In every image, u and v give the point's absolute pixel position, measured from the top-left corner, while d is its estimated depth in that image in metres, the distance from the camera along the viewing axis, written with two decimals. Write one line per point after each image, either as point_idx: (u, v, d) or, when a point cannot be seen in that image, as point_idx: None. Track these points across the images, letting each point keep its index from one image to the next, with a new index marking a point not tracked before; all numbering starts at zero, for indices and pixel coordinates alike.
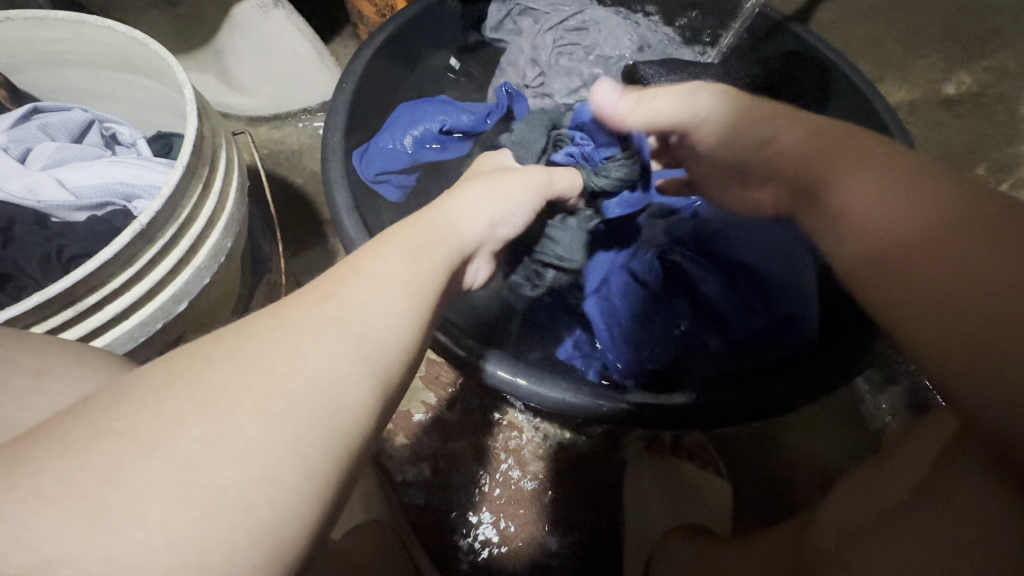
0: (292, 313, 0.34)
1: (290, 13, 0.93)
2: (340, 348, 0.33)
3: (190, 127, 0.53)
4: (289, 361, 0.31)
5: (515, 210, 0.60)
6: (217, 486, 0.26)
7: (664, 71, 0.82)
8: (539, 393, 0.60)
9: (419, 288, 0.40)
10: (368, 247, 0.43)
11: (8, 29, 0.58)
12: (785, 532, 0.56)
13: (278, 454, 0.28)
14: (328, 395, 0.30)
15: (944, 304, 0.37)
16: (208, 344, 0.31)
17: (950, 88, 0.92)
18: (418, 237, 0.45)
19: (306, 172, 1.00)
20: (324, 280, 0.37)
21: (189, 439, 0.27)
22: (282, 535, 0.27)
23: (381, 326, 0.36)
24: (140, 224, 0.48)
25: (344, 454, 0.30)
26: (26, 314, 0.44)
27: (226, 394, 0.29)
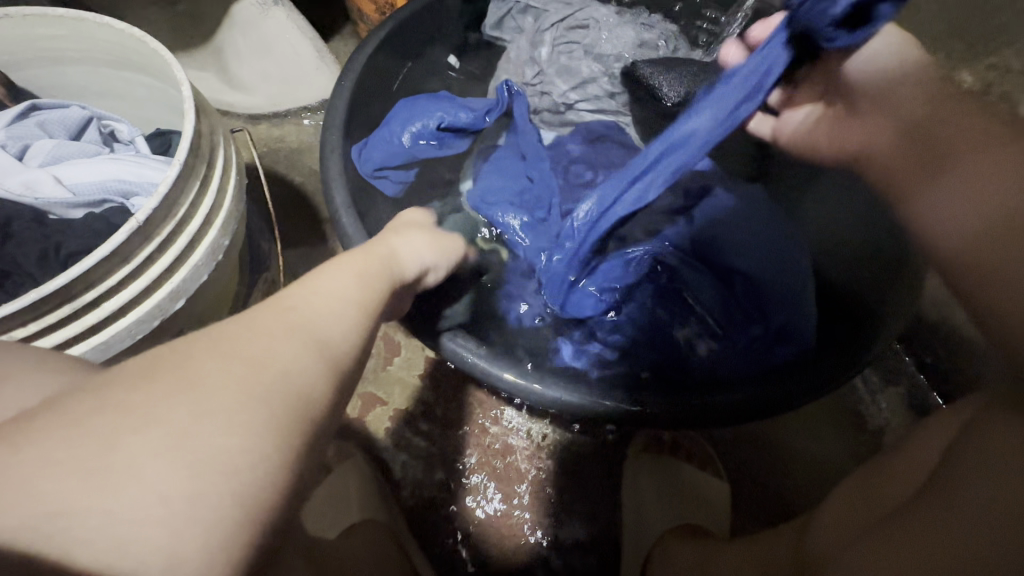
0: (252, 317, 0.35)
1: (290, 10, 0.94)
2: (302, 349, 0.34)
3: (188, 124, 0.53)
4: (260, 351, 0.32)
5: (431, 257, 0.57)
6: (205, 454, 0.27)
7: (663, 70, 0.81)
8: (530, 390, 0.60)
9: (369, 306, 0.42)
10: (320, 269, 0.44)
11: (7, 26, 0.59)
12: (786, 532, 0.56)
13: (261, 428, 0.29)
14: (292, 382, 0.32)
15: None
16: (190, 345, 0.32)
17: (953, 86, 0.91)
18: (365, 263, 0.46)
19: (305, 170, 1.00)
20: (281, 295, 0.39)
21: (179, 411, 0.28)
22: (260, 511, 0.28)
23: (338, 332, 0.38)
24: (138, 220, 0.48)
25: (312, 432, 0.32)
26: (26, 309, 0.44)
27: (208, 377, 0.30)
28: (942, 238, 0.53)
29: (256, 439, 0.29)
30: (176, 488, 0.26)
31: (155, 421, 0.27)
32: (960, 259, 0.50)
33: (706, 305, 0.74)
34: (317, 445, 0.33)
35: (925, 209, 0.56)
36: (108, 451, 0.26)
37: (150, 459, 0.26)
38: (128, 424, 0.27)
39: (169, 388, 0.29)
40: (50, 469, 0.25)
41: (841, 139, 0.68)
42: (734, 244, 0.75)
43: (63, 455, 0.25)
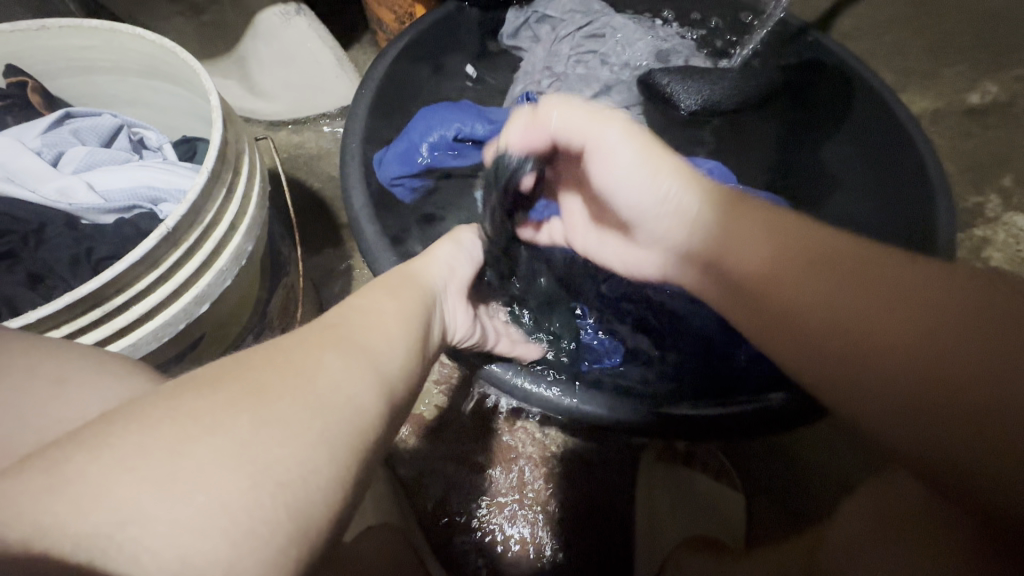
0: (310, 335, 0.37)
1: (311, 19, 0.97)
2: (358, 364, 0.35)
3: (216, 133, 0.54)
4: (317, 368, 0.33)
5: (460, 262, 0.59)
6: (265, 464, 0.27)
7: (680, 78, 0.85)
8: (565, 405, 0.60)
9: (411, 320, 0.44)
10: (375, 284, 0.47)
11: (43, 38, 0.61)
12: (800, 544, 0.55)
13: (318, 440, 0.30)
14: (349, 400, 0.33)
15: (888, 334, 0.35)
16: (239, 359, 0.33)
17: (975, 98, 0.90)
18: (398, 282, 0.49)
19: (323, 175, 1.01)
20: (324, 318, 0.40)
21: (241, 420, 0.28)
22: (312, 531, 0.28)
23: (389, 347, 0.39)
24: (167, 227, 0.49)
25: (365, 446, 0.32)
26: (59, 312, 0.46)
27: (273, 387, 0.31)
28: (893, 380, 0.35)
29: (313, 450, 0.29)
30: (239, 500, 0.26)
31: (202, 421, 0.28)
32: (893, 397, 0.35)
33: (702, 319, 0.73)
34: (369, 463, 0.32)
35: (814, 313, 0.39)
36: (152, 450, 0.26)
37: (192, 461, 0.26)
38: (194, 433, 0.27)
39: (215, 392, 0.30)
40: (119, 468, 0.25)
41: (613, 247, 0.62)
42: None
43: (126, 455, 0.26)
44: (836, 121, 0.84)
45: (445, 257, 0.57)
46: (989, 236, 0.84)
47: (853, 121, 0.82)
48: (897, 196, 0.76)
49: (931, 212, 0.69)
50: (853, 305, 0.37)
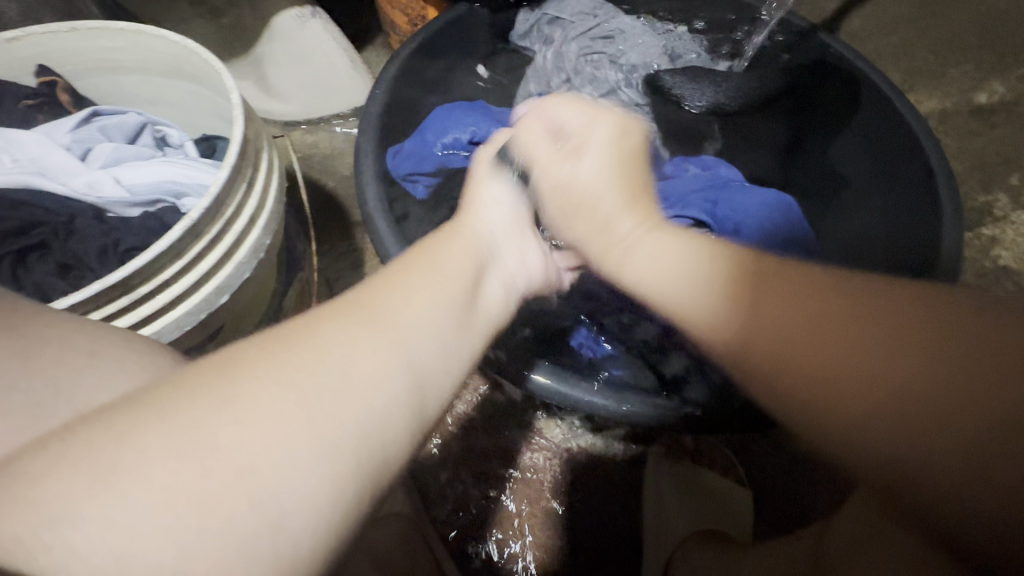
0: (341, 306, 0.37)
1: (326, 22, 1.00)
2: (372, 337, 0.35)
3: (237, 129, 0.56)
4: (319, 341, 0.34)
5: (503, 208, 0.61)
6: (221, 455, 0.27)
7: (686, 79, 0.87)
8: (609, 409, 0.60)
9: (443, 281, 0.43)
10: (415, 247, 0.48)
11: (73, 40, 0.64)
12: (806, 537, 0.56)
13: (296, 422, 0.29)
14: (347, 372, 0.32)
15: (900, 403, 0.33)
16: (237, 357, 0.32)
17: (982, 97, 0.91)
18: (435, 246, 0.48)
19: (336, 175, 1.03)
20: (355, 290, 0.40)
21: (205, 406, 0.28)
22: (294, 522, 0.27)
23: (410, 319, 0.38)
24: (190, 219, 0.51)
25: (377, 450, 0.31)
26: (88, 299, 0.48)
27: (248, 370, 0.31)
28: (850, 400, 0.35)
29: (287, 434, 0.28)
30: (187, 497, 0.25)
31: (187, 434, 0.27)
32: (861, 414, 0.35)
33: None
34: (369, 447, 0.31)
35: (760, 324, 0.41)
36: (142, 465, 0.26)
37: (177, 478, 0.26)
38: (146, 424, 0.27)
39: (206, 398, 0.29)
40: (70, 464, 0.25)
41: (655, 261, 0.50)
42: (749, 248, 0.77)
43: (80, 451, 0.26)
44: (842, 123, 0.86)
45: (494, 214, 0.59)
46: (998, 235, 0.84)
47: (860, 120, 0.82)
48: (902, 196, 0.76)
49: (935, 211, 0.70)
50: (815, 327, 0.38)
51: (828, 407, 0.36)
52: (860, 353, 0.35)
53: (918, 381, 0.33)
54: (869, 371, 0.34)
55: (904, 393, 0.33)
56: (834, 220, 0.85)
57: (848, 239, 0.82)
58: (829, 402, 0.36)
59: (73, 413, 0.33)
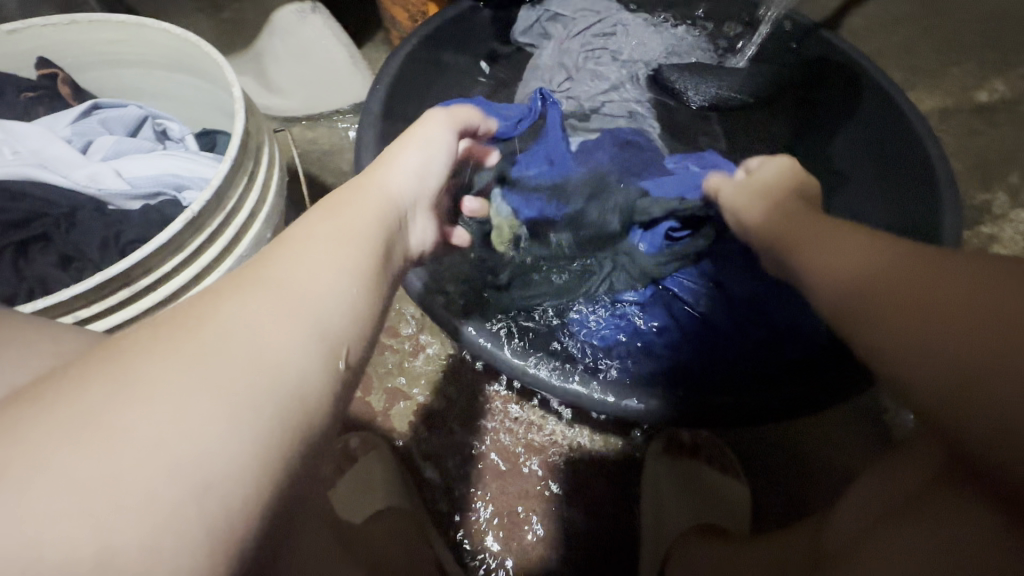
0: (230, 285, 0.35)
1: (326, 17, 0.99)
2: (265, 305, 0.34)
3: (239, 123, 0.56)
4: (207, 318, 0.32)
5: (426, 160, 0.57)
6: (124, 432, 0.26)
7: (689, 75, 0.90)
8: (556, 385, 0.61)
9: (352, 239, 0.42)
10: (319, 211, 0.44)
11: (74, 33, 0.63)
12: (804, 530, 0.56)
13: (197, 392, 0.28)
14: (252, 337, 0.32)
15: (987, 324, 0.35)
16: (148, 335, 0.31)
17: (983, 96, 0.91)
18: (342, 202, 0.46)
19: (337, 171, 1.03)
20: (259, 257, 0.38)
21: (99, 394, 0.27)
22: (218, 474, 0.27)
23: (315, 281, 0.37)
24: (192, 212, 0.51)
25: (297, 410, 0.31)
26: (88, 292, 0.48)
27: (141, 354, 0.29)
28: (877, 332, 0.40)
29: (192, 402, 0.28)
30: (100, 472, 0.25)
31: (99, 412, 0.26)
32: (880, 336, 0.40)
33: (709, 307, 0.74)
34: (288, 403, 0.31)
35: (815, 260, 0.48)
36: (67, 440, 0.25)
37: (92, 453, 0.25)
38: (49, 417, 0.26)
39: (111, 377, 0.28)
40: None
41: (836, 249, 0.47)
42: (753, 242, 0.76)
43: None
44: (843, 121, 0.86)
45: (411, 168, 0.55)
46: (996, 233, 0.84)
47: (862, 117, 0.83)
48: (903, 195, 0.76)
49: (937, 208, 0.70)
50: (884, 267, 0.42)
51: (921, 323, 0.37)
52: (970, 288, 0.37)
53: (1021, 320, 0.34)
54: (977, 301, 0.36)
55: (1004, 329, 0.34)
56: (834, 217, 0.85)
57: None
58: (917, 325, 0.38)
59: None
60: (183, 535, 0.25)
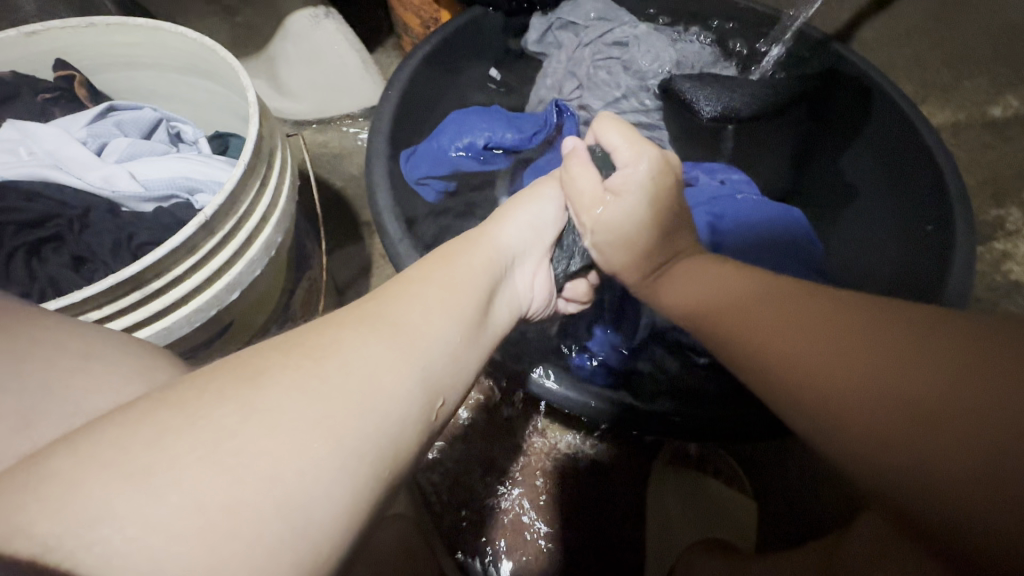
0: (345, 318, 0.36)
1: (339, 22, 1.01)
2: (385, 348, 0.34)
3: (253, 128, 0.56)
4: (331, 348, 0.33)
5: (533, 220, 0.57)
6: (253, 456, 0.26)
7: (700, 85, 0.85)
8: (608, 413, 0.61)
9: (461, 287, 0.43)
10: (434, 256, 0.46)
11: (91, 35, 0.64)
12: (815, 552, 0.54)
13: (317, 426, 0.29)
14: (369, 375, 0.32)
15: (820, 346, 0.37)
16: (257, 354, 0.32)
17: (996, 111, 0.91)
18: (455, 249, 0.48)
19: (346, 175, 1.03)
20: (369, 295, 0.39)
21: (229, 412, 0.28)
22: (289, 490, 0.26)
23: (427, 324, 0.38)
24: (204, 215, 0.51)
25: (384, 447, 0.31)
26: (100, 294, 0.48)
27: (268, 375, 0.30)
28: (840, 399, 0.35)
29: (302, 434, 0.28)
30: (216, 493, 0.25)
31: (202, 411, 0.27)
32: (841, 396, 0.35)
33: None
34: (377, 447, 0.30)
35: (736, 313, 0.44)
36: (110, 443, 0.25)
37: (173, 454, 0.25)
38: (177, 425, 0.27)
39: (198, 390, 0.29)
40: (98, 469, 0.24)
41: (724, 294, 0.46)
42: (777, 250, 0.73)
43: (111, 453, 0.25)
44: (854, 132, 0.86)
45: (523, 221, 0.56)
46: (1009, 250, 0.84)
47: (875, 129, 0.82)
48: (916, 211, 0.75)
49: (947, 220, 0.70)
50: (807, 328, 0.39)
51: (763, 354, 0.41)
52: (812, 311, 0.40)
53: (851, 334, 0.36)
54: (819, 321, 0.39)
55: (834, 330, 0.37)
56: (844, 231, 0.85)
57: (860, 250, 0.82)
58: (749, 362, 0.42)
59: (82, 408, 0.33)
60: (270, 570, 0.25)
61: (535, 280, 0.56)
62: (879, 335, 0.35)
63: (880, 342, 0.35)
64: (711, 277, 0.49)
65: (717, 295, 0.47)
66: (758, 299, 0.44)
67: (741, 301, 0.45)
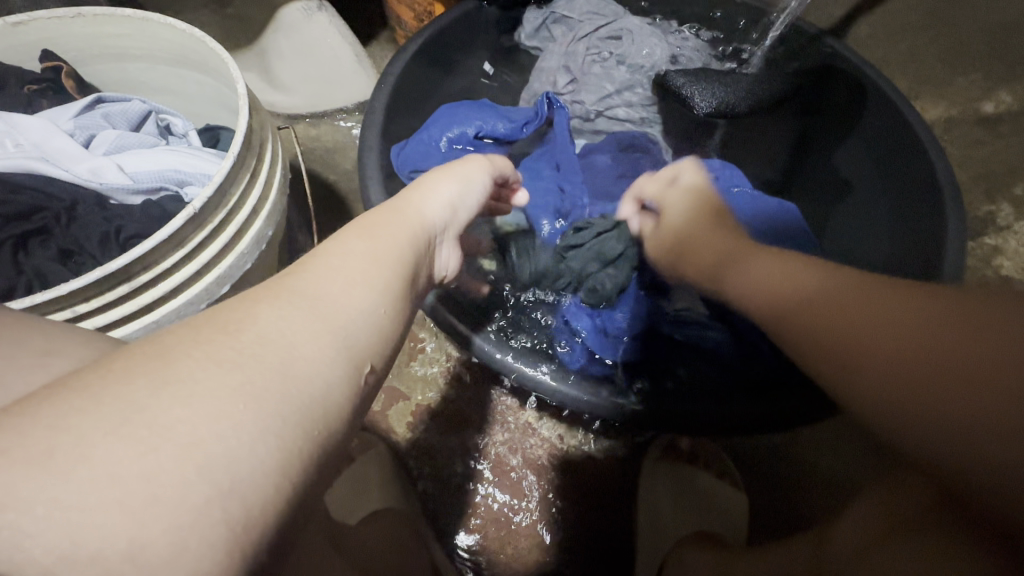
0: (264, 293, 0.34)
1: (333, 16, 1.00)
2: (303, 320, 0.32)
3: (242, 120, 0.56)
4: (245, 322, 0.31)
5: (462, 190, 0.53)
6: (169, 427, 0.25)
7: (695, 80, 0.84)
8: (560, 391, 0.61)
9: (385, 257, 0.40)
10: (355, 227, 0.43)
11: (79, 26, 0.63)
12: (804, 543, 0.54)
13: (232, 397, 0.27)
14: (287, 350, 0.30)
15: (904, 358, 0.35)
16: (176, 332, 0.29)
17: (988, 108, 0.90)
18: (379, 220, 0.44)
19: (339, 169, 1.03)
20: (294, 267, 0.37)
21: (138, 388, 0.26)
22: (237, 481, 0.25)
23: (347, 295, 0.35)
24: (192, 208, 0.50)
25: (318, 418, 0.29)
26: (86, 287, 0.47)
27: (179, 351, 0.28)
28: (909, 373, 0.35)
29: (249, 417, 0.27)
30: (185, 486, 0.24)
31: (106, 391, 0.25)
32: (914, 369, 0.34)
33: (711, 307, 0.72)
34: (333, 432, 0.30)
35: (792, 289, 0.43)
36: (76, 433, 0.24)
37: (120, 446, 0.24)
38: (82, 406, 0.25)
39: (143, 372, 0.26)
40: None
41: (777, 274, 0.45)
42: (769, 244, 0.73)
43: None
44: (847, 127, 0.86)
45: (450, 192, 0.52)
46: (999, 245, 0.85)
47: (868, 125, 0.82)
48: (908, 206, 0.76)
49: (939, 215, 0.70)
50: (870, 304, 0.38)
51: (834, 356, 0.39)
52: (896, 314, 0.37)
53: (937, 350, 0.34)
54: (894, 327, 0.36)
55: (890, 307, 0.37)
56: (836, 226, 0.85)
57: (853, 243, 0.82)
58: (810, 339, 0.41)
59: None
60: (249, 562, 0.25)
61: (449, 254, 0.52)
62: (926, 325, 0.35)
63: (938, 316, 0.35)
64: (770, 264, 0.47)
65: (767, 274, 0.46)
66: (809, 277, 0.43)
67: (809, 293, 0.42)
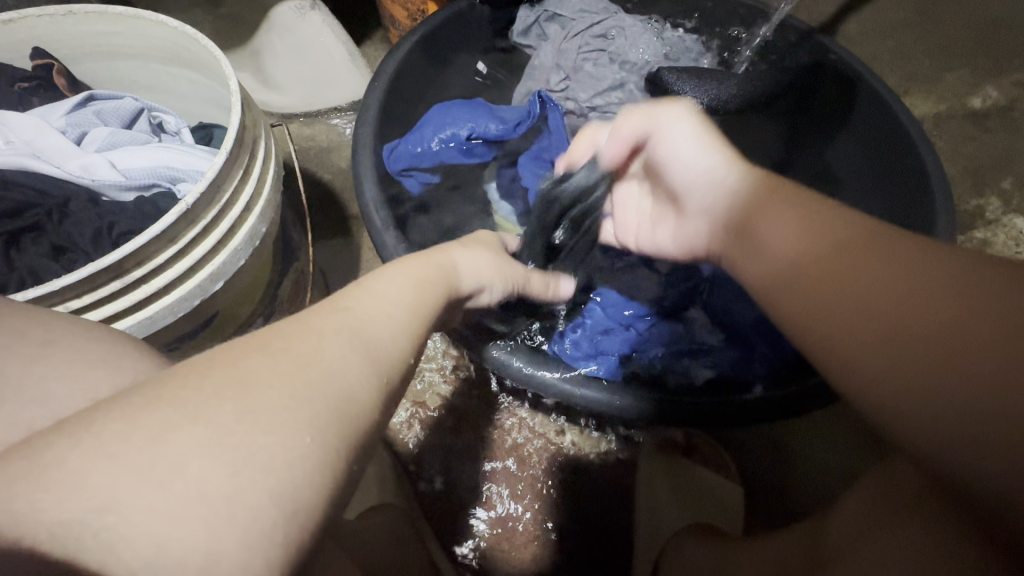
0: (318, 321, 0.34)
1: (325, 14, 0.97)
2: (358, 359, 0.33)
3: (235, 117, 0.56)
4: (316, 356, 0.31)
5: (501, 277, 0.56)
6: (217, 433, 0.26)
7: (686, 78, 0.84)
8: (590, 399, 0.61)
9: (423, 312, 0.41)
10: (401, 270, 0.43)
11: (71, 24, 0.63)
12: (797, 535, 0.54)
13: (298, 424, 0.28)
14: (346, 393, 0.30)
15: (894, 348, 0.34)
16: (238, 348, 0.31)
17: (978, 102, 0.92)
18: (425, 271, 0.45)
19: (334, 168, 1.03)
20: (340, 295, 0.37)
21: (227, 410, 0.27)
22: (251, 474, 0.26)
23: (393, 342, 0.36)
24: (185, 204, 0.51)
25: (343, 421, 0.30)
26: (80, 282, 0.47)
27: (257, 377, 0.29)
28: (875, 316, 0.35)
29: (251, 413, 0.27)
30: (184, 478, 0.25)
31: (156, 392, 0.27)
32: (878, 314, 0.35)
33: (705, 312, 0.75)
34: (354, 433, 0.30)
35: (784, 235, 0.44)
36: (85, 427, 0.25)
37: (150, 443, 0.25)
38: (163, 425, 0.25)
39: (205, 381, 0.28)
40: (61, 452, 0.24)
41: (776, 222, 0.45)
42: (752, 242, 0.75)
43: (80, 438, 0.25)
44: (840, 122, 0.86)
45: (489, 270, 0.54)
46: (989, 238, 0.86)
47: (858, 119, 0.83)
48: (899, 200, 0.77)
49: (929, 209, 0.71)
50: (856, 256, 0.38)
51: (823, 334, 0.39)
52: (903, 298, 0.35)
53: (928, 318, 0.33)
54: (870, 274, 0.37)
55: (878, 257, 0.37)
56: None
57: None
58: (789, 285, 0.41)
59: (56, 397, 0.33)
60: (250, 553, 0.25)
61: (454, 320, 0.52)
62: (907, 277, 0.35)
63: (919, 270, 0.35)
64: (779, 212, 0.45)
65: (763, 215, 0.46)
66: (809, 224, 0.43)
67: (807, 251, 0.41)
